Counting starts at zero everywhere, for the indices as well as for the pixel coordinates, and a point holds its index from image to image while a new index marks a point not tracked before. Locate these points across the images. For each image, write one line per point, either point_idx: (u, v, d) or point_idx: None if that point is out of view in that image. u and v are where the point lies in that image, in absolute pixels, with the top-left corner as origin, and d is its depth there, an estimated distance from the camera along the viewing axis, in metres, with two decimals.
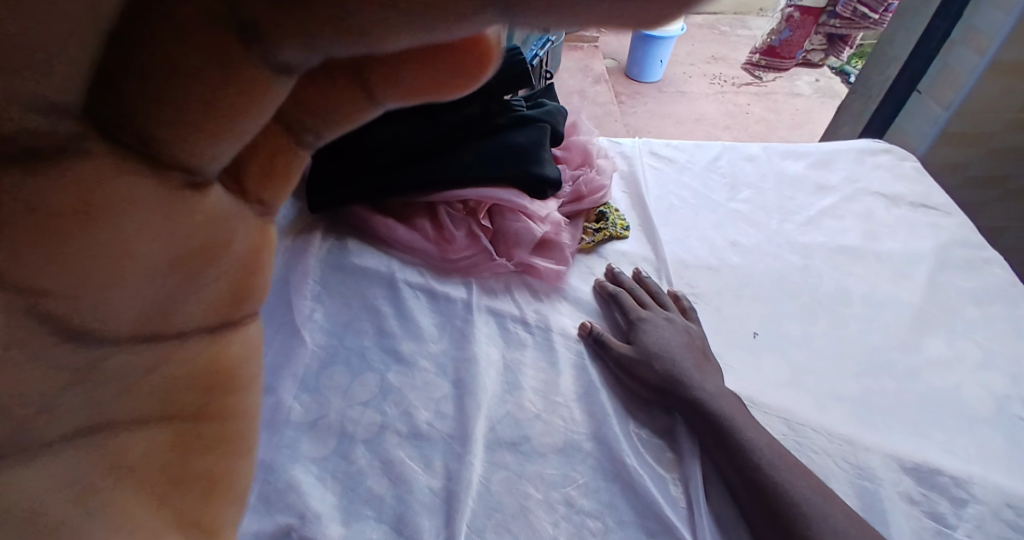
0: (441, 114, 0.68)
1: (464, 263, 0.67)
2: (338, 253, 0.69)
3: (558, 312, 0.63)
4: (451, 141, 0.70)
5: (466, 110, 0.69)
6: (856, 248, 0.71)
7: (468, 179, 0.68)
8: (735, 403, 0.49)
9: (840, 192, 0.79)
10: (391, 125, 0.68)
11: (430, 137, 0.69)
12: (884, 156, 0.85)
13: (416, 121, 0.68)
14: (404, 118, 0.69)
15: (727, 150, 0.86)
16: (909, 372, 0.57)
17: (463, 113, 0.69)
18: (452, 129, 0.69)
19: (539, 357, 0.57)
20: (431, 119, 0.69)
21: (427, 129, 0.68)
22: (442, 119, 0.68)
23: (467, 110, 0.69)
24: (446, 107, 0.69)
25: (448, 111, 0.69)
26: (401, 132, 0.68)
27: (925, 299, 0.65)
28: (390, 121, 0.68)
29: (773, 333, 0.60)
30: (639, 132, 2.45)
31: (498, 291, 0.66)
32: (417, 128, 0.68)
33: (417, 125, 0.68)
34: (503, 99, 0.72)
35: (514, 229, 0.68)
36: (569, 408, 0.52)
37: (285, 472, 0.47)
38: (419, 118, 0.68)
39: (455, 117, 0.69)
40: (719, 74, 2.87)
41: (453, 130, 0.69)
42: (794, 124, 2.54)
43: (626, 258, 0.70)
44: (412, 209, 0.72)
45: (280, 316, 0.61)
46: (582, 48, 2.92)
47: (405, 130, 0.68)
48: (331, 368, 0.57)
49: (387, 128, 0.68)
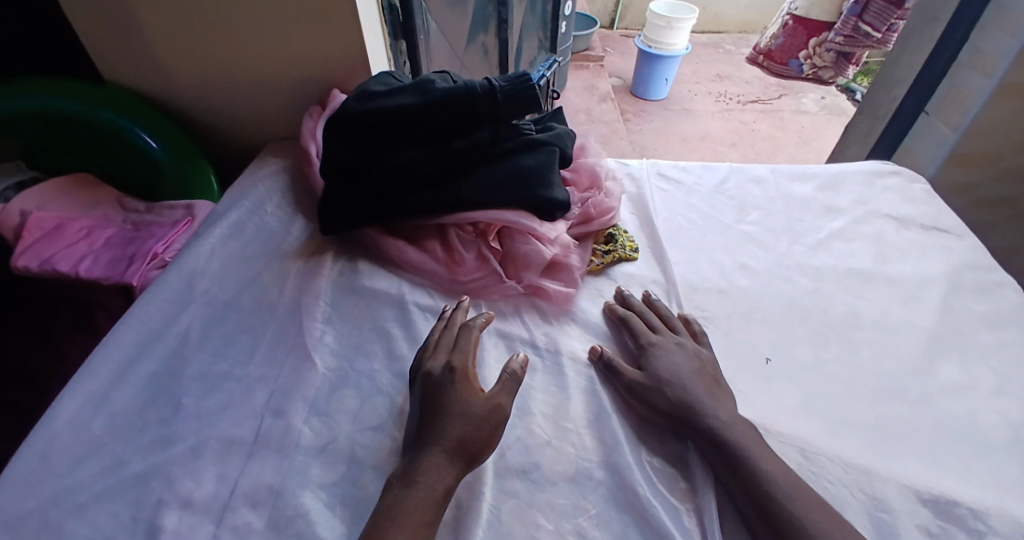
0: (451, 140, 0.69)
1: (474, 285, 0.68)
2: (349, 275, 0.71)
3: (568, 335, 0.63)
4: (462, 166, 0.70)
5: (477, 137, 0.70)
6: (866, 270, 0.70)
7: (480, 203, 0.69)
8: (748, 431, 0.49)
9: (849, 214, 0.78)
10: (402, 151, 0.69)
11: (442, 163, 0.69)
12: (892, 178, 0.85)
13: (427, 148, 0.69)
14: (415, 144, 0.69)
15: (735, 172, 0.86)
16: (924, 399, 0.57)
17: (474, 139, 0.69)
18: (463, 156, 0.70)
19: (549, 381, 0.57)
20: (443, 145, 0.69)
21: (438, 155, 0.69)
22: (453, 146, 0.69)
23: (478, 137, 0.70)
24: (456, 134, 0.69)
25: (459, 137, 0.69)
26: (413, 158, 0.68)
27: (938, 324, 0.64)
28: (403, 148, 0.69)
29: (785, 357, 0.59)
30: (645, 149, 2.47)
31: (507, 314, 0.66)
32: (428, 154, 0.69)
33: (428, 151, 0.69)
34: (512, 123, 0.72)
35: (523, 251, 0.68)
36: (579, 434, 0.52)
37: (295, 498, 0.48)
38: (431, 144, 0.69)
39: (466, 143, 0.69)
40: (725, 93, 2.89)
41: (464, 156, 0.70)
42: (801, 141, 2.53)
43: (635, 281, 0.70)
44: (422, 230, 0.73)
45: (292, 339, 0.63)
46: (588, 68, 2.97)
47: (416, 155, 0.69)
48: (341, 392, 0.58)
49: (399, 154, 0.69)
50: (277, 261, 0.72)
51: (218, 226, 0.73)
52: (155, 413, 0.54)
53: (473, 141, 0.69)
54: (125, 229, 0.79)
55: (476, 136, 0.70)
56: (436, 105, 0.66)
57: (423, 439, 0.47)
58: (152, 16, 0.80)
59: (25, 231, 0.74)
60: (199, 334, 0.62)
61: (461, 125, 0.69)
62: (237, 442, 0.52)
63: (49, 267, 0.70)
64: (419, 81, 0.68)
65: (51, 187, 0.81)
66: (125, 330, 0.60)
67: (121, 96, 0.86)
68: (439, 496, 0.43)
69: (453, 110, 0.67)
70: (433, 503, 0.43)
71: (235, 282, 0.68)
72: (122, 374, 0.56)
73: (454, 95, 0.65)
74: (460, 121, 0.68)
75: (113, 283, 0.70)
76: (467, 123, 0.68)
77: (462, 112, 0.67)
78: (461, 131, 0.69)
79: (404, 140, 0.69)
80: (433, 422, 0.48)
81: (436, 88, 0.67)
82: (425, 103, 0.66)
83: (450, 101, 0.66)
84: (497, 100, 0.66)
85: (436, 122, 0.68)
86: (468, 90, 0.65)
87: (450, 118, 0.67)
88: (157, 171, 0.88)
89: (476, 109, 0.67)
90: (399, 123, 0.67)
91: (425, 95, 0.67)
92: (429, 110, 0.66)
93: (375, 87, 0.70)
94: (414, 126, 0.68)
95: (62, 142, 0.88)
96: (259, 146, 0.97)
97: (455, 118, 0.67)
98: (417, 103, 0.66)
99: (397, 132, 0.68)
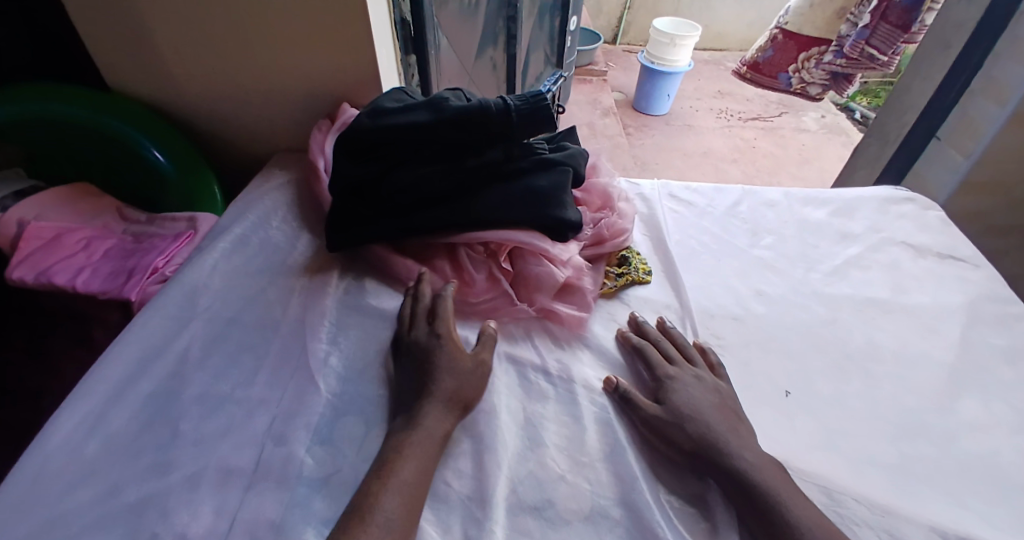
0: (464, 158, 0.67)
1: (484, 306, 0.66)
2: (355, 293, 0.70)
3: (581, 362, 0.61)
4: (474, 184, 0.69)
5: (490, 155, 0.68)
6: (883, 300, 0.69)
7: (492, 223, 0.67)
8: (775, 473, 0.47)
9: (864, 241, 0.77)
10: (414, 168, 0.67)
11: (453, 181, 0.68)
12: (906, 205, 0.84)
13: (439, 165, 0.68)
14: (427, 160, 0.68)
15: (748, 195, 0.85)
16: (946, 435, 0.55)
17: (487, 158, 0.68)
18: (475, 174, 0.68)
19: (562, 411, 0.55)
20: (455, 162, 0.68)
21: (450, 173, 0.67)
22: (465, 164, 0.67)
23: (490, 155, 0.68)
24: (469, 152, 0.68)
25: (471, 155, 0.68)
26: (424, 175, 0.67)
27: (958, 357, 0.63)
28: (413, 165, 0.68)
29: (805, 390, 0.58)
30: (646, 163, 2.46)
31: (518, 337, 0.64)
32: (439, 171, 0.67)
33: (440, 168, 0.67)
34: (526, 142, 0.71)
35: (535, 273, 0.67)
36: (595, 469, 0.50)
37: (296, 533, 0.46)
38: (442, 161, 0.67)
39: (478, 161, 0.68)
40: (727, 110, 2.90)
41: (475, 174, 0.68)
42: (803, 159, 2.54)
43: (648, 306, 0.68)
44: (432, 249, 0.72)
45: (296, 359, 0.61)
46: (591, 82, 2.98)
47: (427, 172, 0.67)
48: (345, 418, 0.56)
49: (410, 171, 0.67)
50: (282, 277, 0.70)
51: (222, 239, 0.72)
52: (153, 438, 0.52)
53: (486, 160, 0.68)
54: (125, 241, 0.77)
55: (488, 155, 0.68)
56: (449, 123, 0.65)
57: (421, 394, 0.53)
58: (162, 26, 0.79)
59: (23, 241, 0.72)
60: (200, 353, 0.60)
61: (475, 143, 0.67)
62: (238, 470, 0.50)
63: (45, 280, 0.68)
64: (432, 98, 0.67)
65: (51, 196, 0.79)
66: (123, 348, 0.58)
67: (126, 104, 0.85)
68: (439, 436, 0.49)
69: (466, 128, 0.65)
70: (434, 442, 0.49)
71: (238, 298, 0.66)
72: (119, 394, 0.54)
73: (467, 113, 0.64)
74: (473, 139, 0.66)
75: (110, 297, 0.68)
76: (480, 141, 0.67)
77: (474, 131, 0.66)
78: (473, 149, 0.68)
79: (416, 156, 0.68)
80: (426, 386, 0.54)
81: (449, 106, 0.65)
82: (438, 121, 0.65)
83: (463, 119, 0.64)
84: (511, 119, 0.65)
85: (448, 139, 0.66)
86: (482, 109, 0.64)
87: (462, 135, 0.66)
88: (160, 181, 0.87)
89: (489, 127, 0.65)
90: (411, 140, 0.66)
91: (438, 113, 0.65)
92: (442, 128, 0.65)
93: (387, 103, 0.69)
94: (426, 143, 0.66)
95: (65, 149, 0.86)
96: (265, 157, 0.95)
97: (468, 136, 0.66)
98: (429, 120, 0.65)
99: (409, 148, 0.67)
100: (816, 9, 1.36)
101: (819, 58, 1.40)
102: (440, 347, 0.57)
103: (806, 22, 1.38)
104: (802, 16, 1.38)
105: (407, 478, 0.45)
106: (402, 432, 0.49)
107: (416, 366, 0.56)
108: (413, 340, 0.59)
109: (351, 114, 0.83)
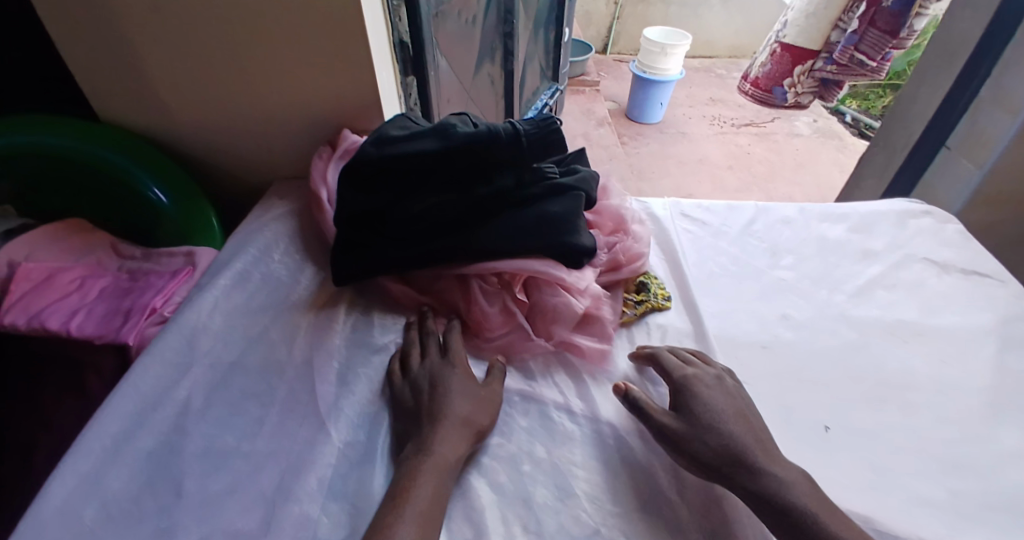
0: (473, 187, 0.64)
1: (499, 342, 0.65)
2: (364, 330, 0.67)
3: (605, 399, 0.58)
4: (483, 214, 0.66)
5: (501, 182, 0.65)
6: (912, 321, 0.67)
7: (504, 253, 0.64)
8: (818, 501, 0.44)
9: (886, 259, 0.76)
10: (421, 198, 0.65)
11: (463, 210, 0.65)
12: (923, 219, 0.83)
13: (447, 194, 0.65)
14: (435, 190, 0.65)
15: (762, 212, 0.83)
16: (993, 466, 0.53)
17: (497, 184, 0.65)
18: (486, 201, 0.65)
19: (590, 455, 0.52)
20: (464, 191, 0.65)
21: (459, 202, 0.64)
22: (475, 192, 0.64)
23: (502, 181, 0.65)
24: (478, 179, 0.65)
25: (481, 182, 0.65)
26: (433, 205, 0.64)
27: (995, 381, 0.60)
28: (422, 194, 0.65)
29: (844, 424, 0.56)
30: (643, 172, 2.45)
31: (537, 374, 0.62)
32: (448, 201, 0.64)
33: (449, 197, 0.65)
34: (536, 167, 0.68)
35: (552, 304, 0.64)
36: (631, 521, 0.47)
37: None
38: (450, 190, 0.64)
39: (489, 188, 0.65)
40: (720, 117, 2.91)
41: (486, 201, 0.65)
42: (799, 164, 2.53)
43: (670, 335, 0.65)
44: (441, 281, 0.69)
45: (304, 405, 0.57)
46: (584, 92, 2.98)
47: (435, 203, 0.64)
48: (359, 470, 0.53)
49: (419, 202, 0.65)
50: (286, 315, 0.67)
51: (222, 275, 0.68)
52: (154, 500, 0.48)
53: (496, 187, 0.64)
54: (120, 279, 0.74)
55: (499, 182, 0.65)
56: (458, 150, 0.62)
57: (430, 420, 0.52)
58: (155, 58, 0.76)
59: (13, 283, 0.69)
60: (201, 402, 0.56)
61: (484, 169, 0.64)
62: (246, 533, 0.47)
63: (37, 324, 0.65)
64: (439, 125, 0.64)
65: (41, 234, 0.76)
66: (120, 400, 0.54)
67: (118, 137, 0.82)
68: (452, 460, 0.48)
69: (475, 155, 0.62)
70: (446, 467, 0.48)
71: (240, 340, 0.63)
72: (117, 452, 0.51)
73: (476, 140, 0.61)
74: (482, 165, 0.64)
75: (106, 341, 0.64)
76: (489, 167, 0.64)
77: (483, 157, 0.63)
78: (483, 177, 0.64)
79: (424, 186, 0.65)
80: (435, 413, 0.52)
81: (457, 133, 0.63)
82: (446, 149, 0.62)
83: (471, 146, 0.62)
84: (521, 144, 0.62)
85: (457, 167, 0.63)
86: (491, 134, 0.61)
87: (471, 162, 0.63)
88: (155, 213, 0.83)
89: (498, 153, 0.62)
90: (419, 169, 0.63)
91: (446, 140, 0.62)
92: (450, 155, 0.62)
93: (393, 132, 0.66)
94: (434, 172, 0.64)
95: (55, 184, 0.83)
96: (264, 186, 0.92)
97: (476, 163, 0.63)
98: (437, 148, 0.62)
99: (416, 177, 0.64)
100: (811, 21, 1.41)
101: (809, 68, 1.50)
102: (449, 373, 0.58)
103: (802, 33, 1.43)
104: (799, 29, 1.43)
105: (423, 502, 0.44)
106: (413, 459, 0.48)
107: (423, 394, 0.55)
108: (423, 369, 0.58)
109: (353, 140, 0.80)
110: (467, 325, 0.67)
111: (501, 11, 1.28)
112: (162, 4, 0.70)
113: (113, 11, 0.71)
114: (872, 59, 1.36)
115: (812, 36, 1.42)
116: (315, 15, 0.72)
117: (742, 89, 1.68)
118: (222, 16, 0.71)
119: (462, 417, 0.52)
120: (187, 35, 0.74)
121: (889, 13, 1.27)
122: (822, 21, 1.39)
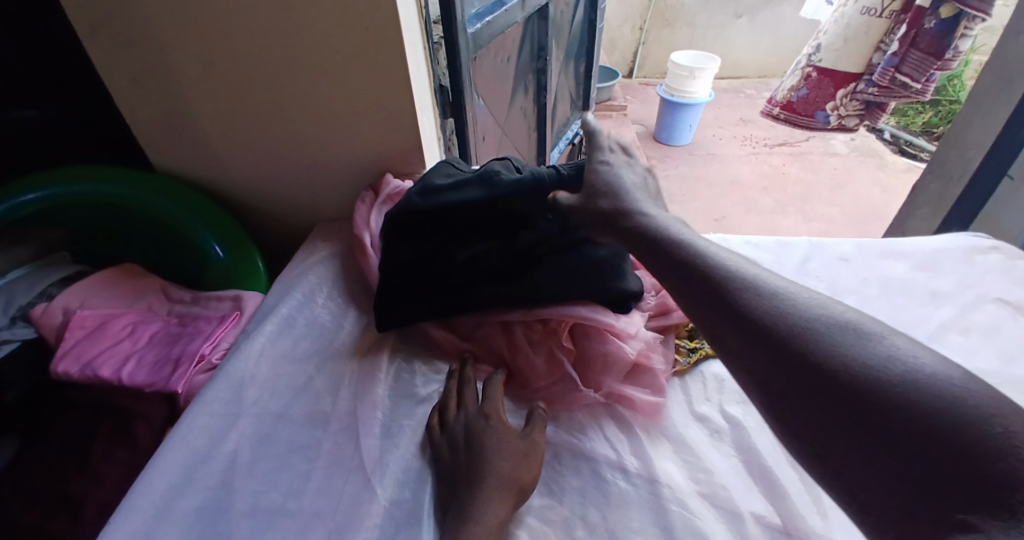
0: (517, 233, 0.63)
1: (546, 392, 0.62)
2: (408, 378, 0.66)
3: (662, 457, 0.55)
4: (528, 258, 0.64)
5: (545, 227, 0.64)
6: (993, 370, 0.61)
7: (548, 300, 0.62)
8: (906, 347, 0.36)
9: (957, 300, 0.71)
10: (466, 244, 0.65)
11: (507, 259, 0.63)
12: (993, 254, 0.77)
13: (490, 240, 0.64)
14: (479, 238, 0.64)
15: (817, 249, 0.80)
16: None
17: (543, 229, 0.64)
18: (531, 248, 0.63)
19: (648, 520, 0.49)
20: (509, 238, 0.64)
21: (504, 249, 0.63)
22: (520, 239, 0.63)
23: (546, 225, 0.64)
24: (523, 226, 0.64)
25: (525, 228, 0.64)
26: (477, 254, 0.64)
27: None
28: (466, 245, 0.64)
29: None
30: (674, 195, 2.41)
31: (587, 428, 0.59)
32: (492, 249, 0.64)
33: (494, 244, 0.64)
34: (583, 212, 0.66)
35: (601, 353, 0.62)
36: None
37: None
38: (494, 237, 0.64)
39: (534, 233, 0.63)
40: (751, 137, 2.85)
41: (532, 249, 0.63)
42: (837, 184, 2.45)
43: (727, 388, 0.62)
44: (484, 328, 0.67)
45: (350, 459, 0.56)
46: (611, 117, 2.98)
47: (479, 250, 0.64)
48: (406, 530, 0.51)
49: (464, 252, 0.64)
50: (330, 363, 0.66)
51: (269, 322, 0.69)
52: None
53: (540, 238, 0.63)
54: (170, 324, 0.75)
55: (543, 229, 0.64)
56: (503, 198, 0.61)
57: (473, 479, 0.50)
58: (210, 112, 0.80)
59: (68, 332, 0.71)
60: (248, 457, 0.56)
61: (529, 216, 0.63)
62: None
63: (90, 373, 0.66)
64: (483, 171, 0.64)
65: (96, 280, 0.79)
66: (169, 455, 0.54)
67: (171, 184, 0.85)
68: (495, 528, 0.46)
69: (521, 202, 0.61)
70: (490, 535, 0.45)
71: (286, 390, 0.63)
72: (166, 510, 0.51)
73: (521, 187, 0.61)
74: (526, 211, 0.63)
75: (156, 390, 0.66)
76: (534, 213, 0.63)
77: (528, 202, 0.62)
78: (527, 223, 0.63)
79: (469, 234, 0.65)
80: (477, 472, 0.50)
81: (502, 180, 0.62)
82: (491, 198, 0.61)
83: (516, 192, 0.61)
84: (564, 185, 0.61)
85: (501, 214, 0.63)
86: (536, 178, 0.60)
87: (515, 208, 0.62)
88: (203, 257, 0.86)
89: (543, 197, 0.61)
90: (464, 216, 0.63)
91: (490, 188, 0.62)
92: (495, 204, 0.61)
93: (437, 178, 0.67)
94: (478, 220, 0.64)
95: (110, 229, 0.86)
96: (307, 227, 0.94)
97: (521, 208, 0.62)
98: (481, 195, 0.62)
99: (462, 225, 0.64)
100: (846, 46, 1.34)
101: (853, 91, 1.42)
102: (488, 428, 0.55)
103: (841, 57, 1.36)
104: (835, 53, 1.37)
105: None
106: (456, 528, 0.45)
107: (466, 451, 0.54)
108: (459, 420, 0.57)
109: (394, 185, 0.81)
110: (512, 375, 0.65)
111: (534, 48, 1.30)
112: (218, 62, 0.74)
113: (173, 73, 0.75)
114: (915, 81, 1.25)
115: (854, 59, 1.36)
116: (361, 67, 0.73)
117: (771, 114, 1.61)
118: (273, 71, 0.74)
119: (506, 477, 0.50)
120: (240, 90, 0.77)
121: (932, 36, 1.18)
122: (862, 45, 1.33)
